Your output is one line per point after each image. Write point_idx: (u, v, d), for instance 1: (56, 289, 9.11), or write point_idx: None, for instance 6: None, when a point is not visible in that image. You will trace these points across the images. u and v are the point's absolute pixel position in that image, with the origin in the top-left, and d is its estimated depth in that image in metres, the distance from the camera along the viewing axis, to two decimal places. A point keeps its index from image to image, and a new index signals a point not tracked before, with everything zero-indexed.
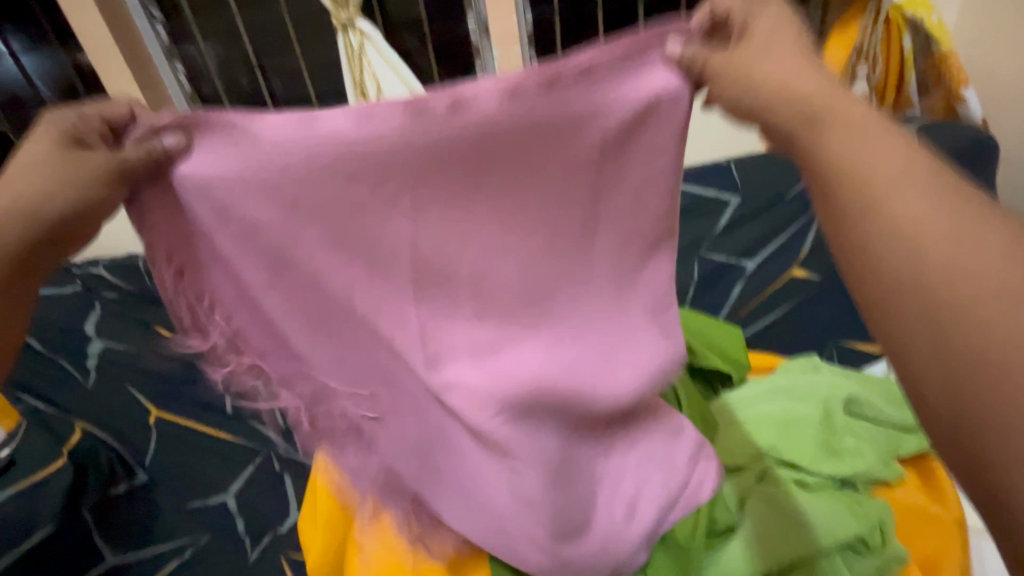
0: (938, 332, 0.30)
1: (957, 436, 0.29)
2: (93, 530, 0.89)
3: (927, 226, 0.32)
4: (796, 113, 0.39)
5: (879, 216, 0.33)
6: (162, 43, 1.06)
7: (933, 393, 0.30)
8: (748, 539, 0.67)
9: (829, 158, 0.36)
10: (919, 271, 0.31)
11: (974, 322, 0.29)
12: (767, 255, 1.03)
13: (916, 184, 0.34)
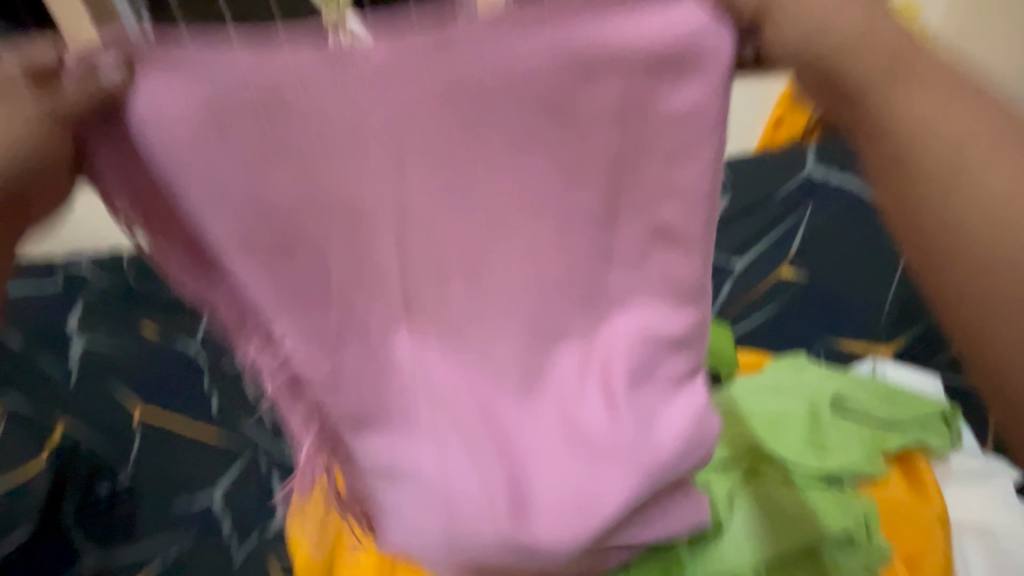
0: (954, 249, 0.34)
1: (979, 354, 0.34)
2: (73, 529, 0.88)
3: (966, 151, 0.34)
4: (877, 63, 0.36)
5: (948, 152, 0.34)
6: None
7: (950, 289, 0.34)
8: (739, 539, 0.67)
9: (907, 113, 0.35)
10: (959, 199, 0.34)
11: (994, 237, 0.32)
12: (756, 253, 1.05)
13: (970, 122, 0.34)
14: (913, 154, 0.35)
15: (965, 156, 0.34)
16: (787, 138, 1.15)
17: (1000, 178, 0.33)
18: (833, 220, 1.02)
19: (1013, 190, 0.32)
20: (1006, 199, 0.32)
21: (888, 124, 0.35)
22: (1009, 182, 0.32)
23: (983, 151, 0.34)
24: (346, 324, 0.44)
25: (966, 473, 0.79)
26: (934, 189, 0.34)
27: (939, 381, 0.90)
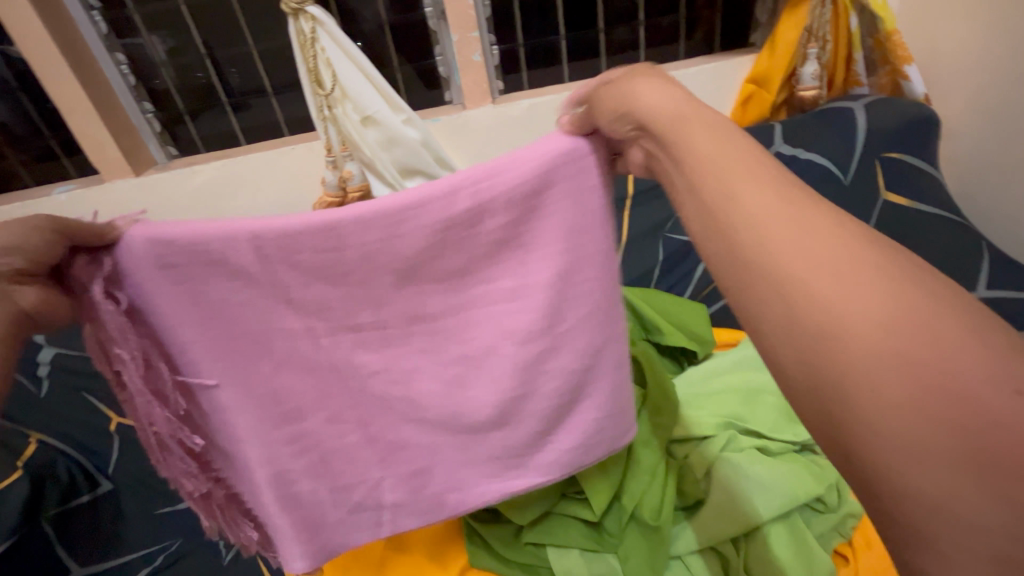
0: (806, 364, 0.27)
1: (822, 419, 0.27)
2: (56, 545, 0.86)
3: (817, 276, 0.28)
4: (773, 257, 0.29)
5: (776, 286, 0.29)
6: (101, 33, 1.03)
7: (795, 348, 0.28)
8: (714, 508, 0.71)
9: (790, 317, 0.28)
10: (810, 324, 0.27)
11: (835, 350, 0.26)
12: None
13: (847, 266, 0.28)
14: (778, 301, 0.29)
15: (850, 370, 0.26)
16: (756, 116, 1.16)
17: (881, 323, 0.26)
18: None
19: (855, 303, 0.26)
20: (841, 313, 0.27)
21: (806, 336, 0.27)
22: (878, 328, 0.26)
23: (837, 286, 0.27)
24: (284, 419, 0.53)
25: None
26: (814, 409, 0.28)
27: None
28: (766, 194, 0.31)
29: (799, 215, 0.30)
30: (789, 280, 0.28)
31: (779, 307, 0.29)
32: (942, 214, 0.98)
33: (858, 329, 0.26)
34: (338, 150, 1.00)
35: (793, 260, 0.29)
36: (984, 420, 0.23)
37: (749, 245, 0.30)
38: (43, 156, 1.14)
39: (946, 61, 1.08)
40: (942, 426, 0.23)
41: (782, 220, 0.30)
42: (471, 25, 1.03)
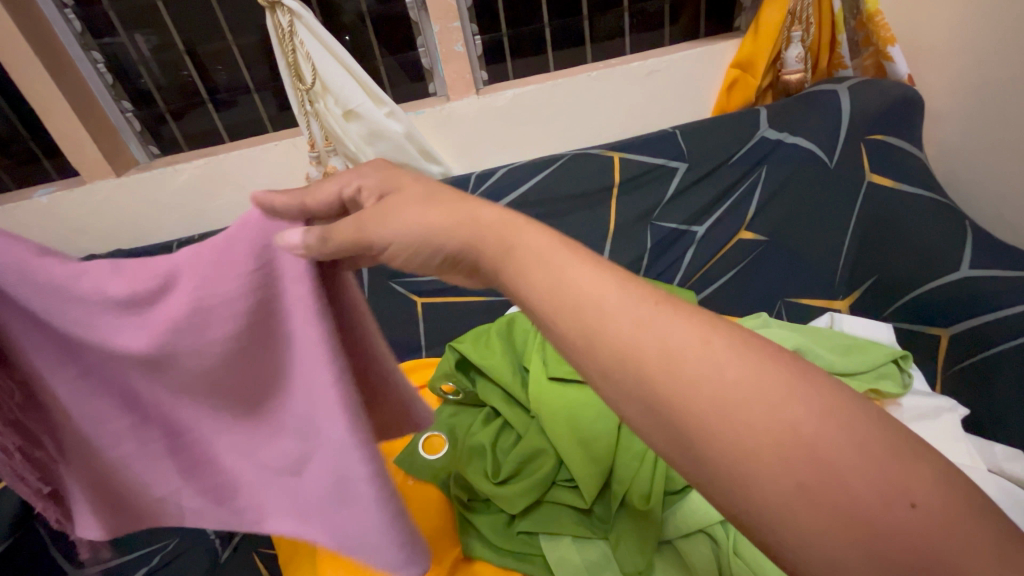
0: (709, 488, 0.26)
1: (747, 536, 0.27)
2: (49, 546, 0.85)
3: (708, 399, 0.26)
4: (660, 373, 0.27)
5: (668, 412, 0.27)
6: (75, 31, 1.01)
7: (699, 474, 0.26)
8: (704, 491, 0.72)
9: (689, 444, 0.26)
10: (709, 457, 0.26)
11: (736, 481, 0.25)
12: (718, 216, 1.06)
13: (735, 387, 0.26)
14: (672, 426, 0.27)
15: (765, 510, 0.24)
16: (741, 102, 1.17)
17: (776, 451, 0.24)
18: (789, 180, 1.04)
19: (749, 426, 0.25)
20: (736, 440, 0.25)
21: (713, 479, 0.26)
22: (774, 454, 0.24)
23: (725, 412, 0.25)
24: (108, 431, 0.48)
25: (917, 411, 0.83)
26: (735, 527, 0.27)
27: (891, 329, 0.94)
28: (638, 323, 0.28)
29: (675, 342, 0.27)
30: (690, 423, 0.26)
31: (680, 451, 0.27)
32: (927, 194, 0.97)
33: (756, 457, 0.24)
34: (322, 145, 0.97)
35: (675, 383, 0.27)
36: (899, 544, 0.23)
37: (635, 387, 0.28)
38: (24, 160, 1.13)
39: (930, 42, 1.08)
40: (869, 557, 0.23)
41: (660, 354, 0.27)
42: (452, 15, 1.02)
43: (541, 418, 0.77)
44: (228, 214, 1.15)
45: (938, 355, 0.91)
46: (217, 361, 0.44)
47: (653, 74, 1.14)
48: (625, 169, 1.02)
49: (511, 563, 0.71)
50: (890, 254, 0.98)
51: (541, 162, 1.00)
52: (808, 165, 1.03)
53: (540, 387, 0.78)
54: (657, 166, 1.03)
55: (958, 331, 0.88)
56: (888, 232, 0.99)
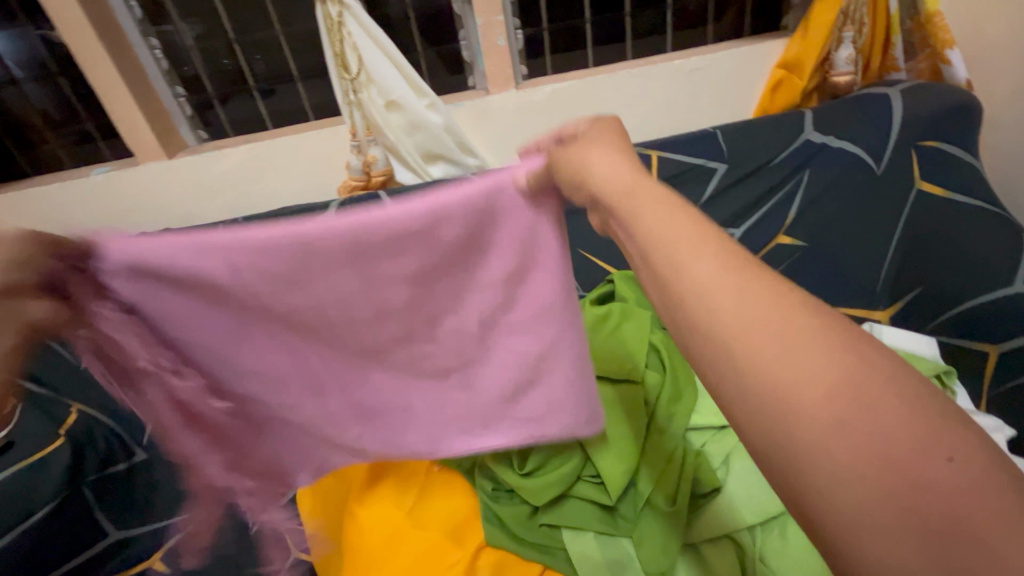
0: (754, 402, 0.26)
1: (783, 476, 0.26)
2: (93, 506, 0.89)
3: (739, 318, 0.28)
4: (672, 272, 0.31)
5: (707, 313, 0.29)
6: (136, 17, 1.05)
7: (742, 392, 0.27)
8: (731, 497, 0.71)
9: (725, 346, 0.28)
10: (761, 380, 0.26)
11: (784, 405, 0.25)
12: (757, 219, 1.04)
13: (768, 318, 0.27)
14: (720, 339, 0.28)
15: (805, 443, 0.24)
16: (785, 103, 1.14)
17: (817, 381, 0.25)
18: (833, 184, 1.01)
19: (786, 347, 0.26)
20: (765, 352, 0.26)
21: (763, 411, 0.26)
22: (810, 377, 0.25)
23: (750, 318, 0.27)
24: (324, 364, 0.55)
25: None
26: (767, 451, 0.26)
27: (934, 343, 0.91)
28: (688, 246, 0.31)
29: (711, 272, 0.29)
30: (739, 362, 0.27)
31: (718, 361, 0.28)
32: (979, 204, 0.93)
33: (800, 386, 0.25)
34: (362, 134, 1.01)
35: (717, 304, 0.28)
36: (932, 498, 0.22)
37: (680, 311, 0.30)
38: (79, 138, 1.18)
39: (992, 46, 1.03)
40: (913, 523, 0.22)
41: (704, 283, 0.29)
42: (496, 8, 1.02)
43: None
44: (269, 197, 1.18)
45: (986, 372, 0.88)
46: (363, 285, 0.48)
47: (695, 72, 1.12)
48: (663, 167, 1.01)
49: (533, 554, 0.72)
50: (937, 266, 0.94)
51: None
52: (856, 170, 1.00)
53: None
54: (697, 166, 1.01)
55: (1008, 349, 0.85)
56: (936, 243, 0.95)
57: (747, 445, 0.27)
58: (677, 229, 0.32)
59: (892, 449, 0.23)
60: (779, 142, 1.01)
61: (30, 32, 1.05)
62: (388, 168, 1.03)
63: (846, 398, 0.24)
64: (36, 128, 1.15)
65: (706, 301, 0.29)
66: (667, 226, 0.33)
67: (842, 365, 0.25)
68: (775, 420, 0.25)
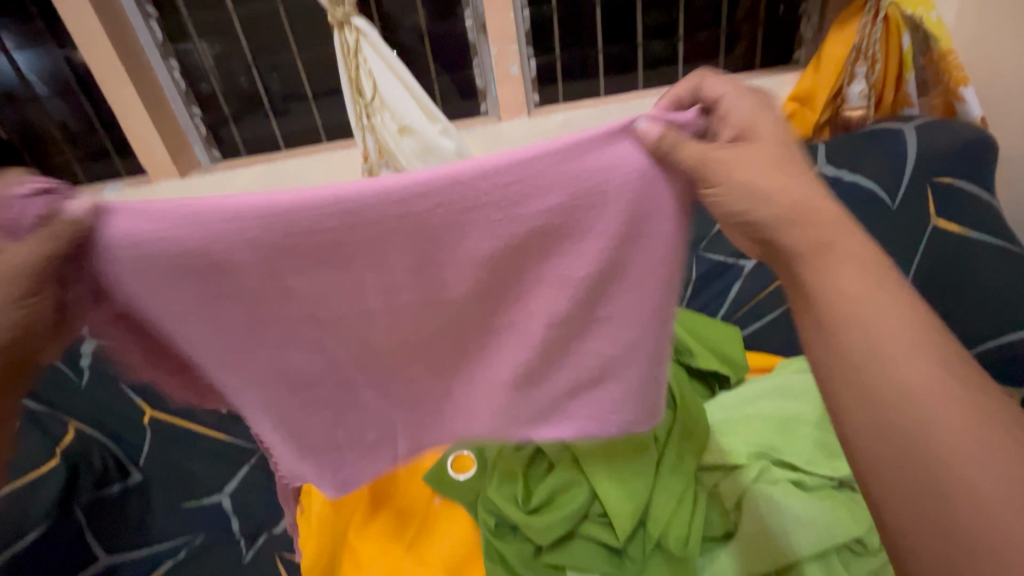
0: (886, 431, 0.39)
1: (937, 500, 0.37)
2: (85, 529, 0.87)
3: (912, 370, 0.40)
4: (850, 330, 0.42)
5: (863, 349, 0.41)
6: (157, 39, 1.07)
7: (843, 405, 0.42)
8: (743, 544, 0.68)
9: (902, 383, 0.40)
10: (900, 413, 0.39)
11: (926, 433, 0.38)
12: None
13: (926, 369, 0.40)
14: (874, 385, 0.40)
15: (955, 457, 0.37)
16: (797, 134, 1.14)
17: (959, 419, 0.38)
18: None
19: (936, 387, 0.39)
20: (920, 388, 0.39)
21: (915, 437, 0.38)
22: (958, 422, 0.37)
23: (917, 368, 0.40)
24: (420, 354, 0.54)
25: None
26: (918, 476, 0.38)
27: None
28: (878, 305, 0.42)
29: (894, 322, 0.42)
30: (908, 397, 0.39)
31: (861, 397, 0.41)
32: (995, 243, 0.92)
33: (935, 422, 0.38)
34: (375, 157, 1.02)
35: (889, 351, 0.41)
36: (933, 470, 0.37)
37: (857, 356, 0.42)
38: (94, 152, 1.19)
39: (1007, 84, 1.03)
40: (907, 467, 0.38)
41: (874, 339, 0.41)
42: (510, 38, 1.04)
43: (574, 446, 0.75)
44: None
45: None
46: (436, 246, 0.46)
47: None
48: None
49: None
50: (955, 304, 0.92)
51: None
52: (869, 205, 0.99)
53: None
54: None
55: None
56: (954, 281, 0.93)
57: (863, 465, 0.41)
58: (866, 285, 0.43)
59: (951, 477, 0.36)
60: None
61: (54, 51, 1.07)
62: None
63: (996, 446, 0.36)
64: (54, 142, 1.17)
65: (860, 338, 0.42)
66: (855, 276, 0.44)
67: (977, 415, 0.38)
68: (919, 448, 0.38)
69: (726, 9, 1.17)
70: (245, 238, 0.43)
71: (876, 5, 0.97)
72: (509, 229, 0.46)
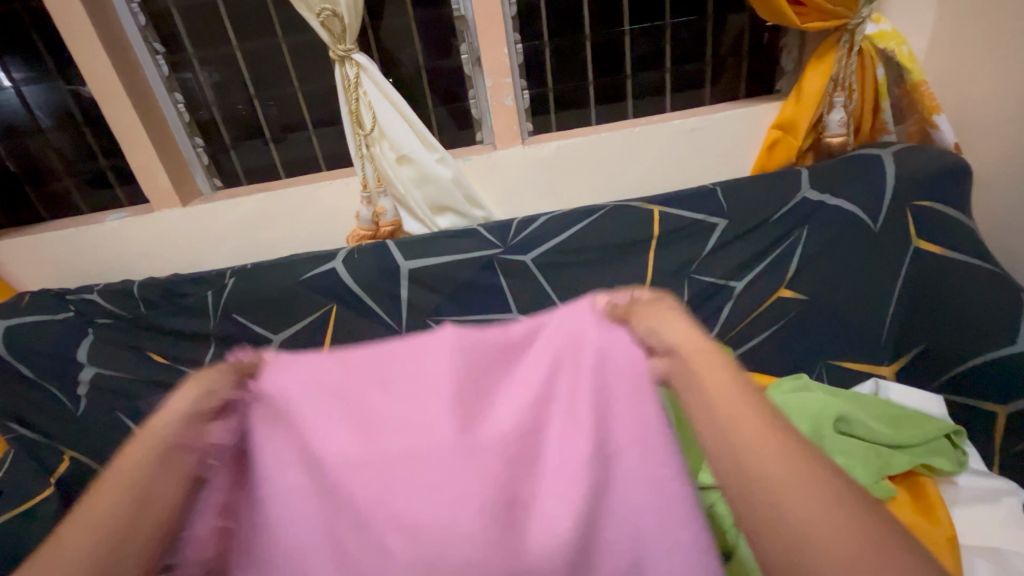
0: (782, 548, 0.32)
1: None
2: None
3: (765, 466, 0.35)
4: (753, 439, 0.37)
5: (732, 454, 0.36)
6: (162, 74, 1.11)
7: (738, 508, 0.35)
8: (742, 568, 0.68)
9: (767, 481, 0.34)
10: (780, 522, 0.32)
11: (817, 555, 0.30)
12: (759, 272, 1.05)
13: (788, 469, 0.34)
14: (750, 485, 0.35)
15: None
16: (782, 160, 1.18)
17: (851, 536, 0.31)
18: (829, 241, 1.03)
19: (803, 495, 0.33)
20: (787, 490, 0.33)
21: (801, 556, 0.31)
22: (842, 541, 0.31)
23: (777, 473, 0.34)
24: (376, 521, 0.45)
25: (974, 494, 0.78)
26: None
27: (942, 401, 0.91)
28: (737, 411, 0.38)
29: (732, 425, 0.38)
30: (770, 504, 0.33)
31: (741, 491, 0.35)
32: (977, 263, 0.94)
33: (820, 538, 0.31)
34: (373, 186, 1.04)
35: (734, 451, 0.36)
36: None
37: (731, 453, 0.37)
38: (95, 180, 1.21)
39: (978, 111, 1.08)
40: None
41: (743, 439, 0.37)
42: (504, 71, 1.08)
43: None
44: (280, 244, 1.20)
45: (996, 431, 0.87)
46: (462, 413, 0.51)
47: (695, 131, 1.16)
48: (665, 222, 1.03)
49: None
50: (939, 323, 0.95)
51: (580, 212, 1.03)
52: (852, 228, 1.02)
53: None
54: (697, 221, 1.04)
55: (1017, 408, 0.84)
56: (939, 302, 0.96)
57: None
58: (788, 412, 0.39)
59: None
60: (777, 198, 1.04)
61: (60, 86, 1.11)
62: (397, 218, 1.05)
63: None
64: (56, 172, 1.19)
65: (733, 440, 0.37)
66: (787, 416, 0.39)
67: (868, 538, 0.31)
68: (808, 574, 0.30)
69: (710, 42, 1.22)
70: (306, 394, 0.53)
71: (850, 39, 1.03)
72: (530, 391, 0.54)
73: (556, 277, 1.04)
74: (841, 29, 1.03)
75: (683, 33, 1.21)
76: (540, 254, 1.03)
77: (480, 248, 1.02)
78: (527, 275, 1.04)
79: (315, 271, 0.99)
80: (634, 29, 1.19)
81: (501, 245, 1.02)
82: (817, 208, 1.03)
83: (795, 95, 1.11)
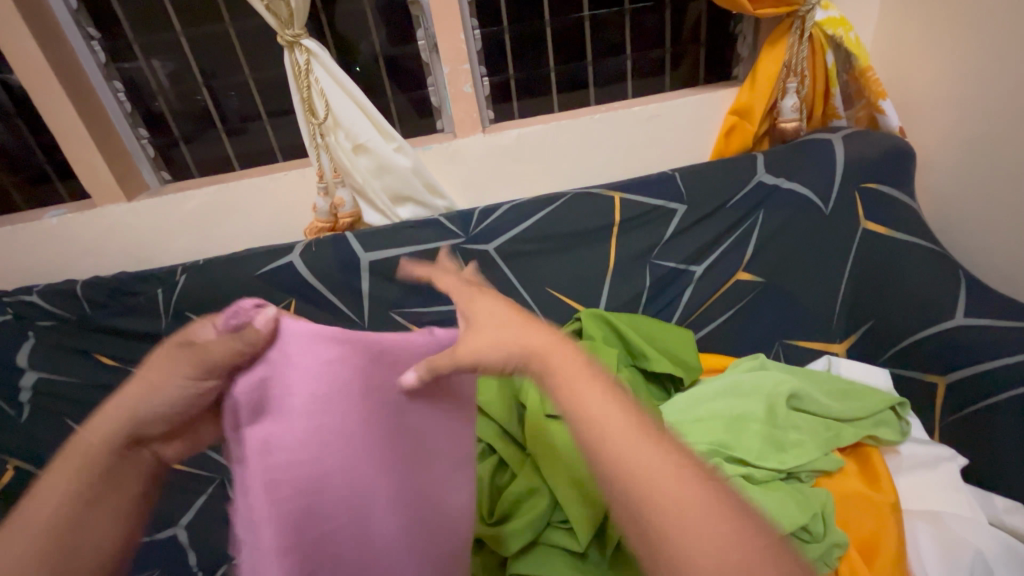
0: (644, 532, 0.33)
1: None
2: None
3: (633, 453, 0.35)
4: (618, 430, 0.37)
5: (597, 433, 0.37)
6: (99, 61, 1.05)
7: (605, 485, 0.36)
8: None
9: (622, 468, 0.35)
10: (647, 503, 0.33)
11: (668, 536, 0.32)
12: (717, 256, 1.07)
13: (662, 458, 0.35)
14: (613, 468, 0.36)
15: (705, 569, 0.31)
16: (738, 147, 1.20)
17: (701, 522, 0.32)
18: (782, 224, 1.06)
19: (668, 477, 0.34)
20: (649, 475, 0.34)
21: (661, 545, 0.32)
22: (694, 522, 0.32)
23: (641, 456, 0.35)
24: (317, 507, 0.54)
25: (917, 461, 0.83)
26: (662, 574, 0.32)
27: (888, 375, 0.95)
28: (605, 392, 0.40)
29: (603, 414, 0.38)
30: (637, 488, 0.34)
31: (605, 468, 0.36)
32: (923, 244, 0.99)
33: (685, 528, 0.32)
34: (330, 176, 1.02)
35: (606, 435, 0.37)
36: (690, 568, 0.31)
37: (600, 444, 0.37)
38: (34, 176, 1.15)
39: (922, 96, 1.12)
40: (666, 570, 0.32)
41: (607, 426, 0.37)
42: (462, 58, 1.07)
43: (537, 454, 0.76)
44: (235, 239, 1.16)
45: (936, 402, 0.92)
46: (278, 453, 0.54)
47: (655, 118, 1.17)
48: (625, 209, 1.04)
49: None
50: (884, 301, 1.00)
51: (542, 200, 1.03)
52: (805, 211, 1.05)
53: (535, 425, 0.78)
54: (657, 207, 1.05)
55: (954, 379, 0.89)
56: (883, 280, 1.01)
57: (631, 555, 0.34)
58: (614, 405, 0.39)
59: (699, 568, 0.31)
60: (733, 182, 1.05)
61: None
62: (355, 209, 1.03)
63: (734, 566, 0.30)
64: None
65: (587, 418, 0.38)
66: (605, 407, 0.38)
67: (730, 526, 0.32)
68: (661, 547, 0.32)
69: (670, 28, 1.23)
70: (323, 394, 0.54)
71: (801, 25, 1.05)
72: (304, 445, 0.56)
73: (520, 267, 1.04)
74: (793, 14, 1.05)
75: (642, 19, 1.21)
76: (502, 243, 1.02)
77: (440, 238, 1.01)
78: (490, 265, 1.03)
79: (272, 265, 0.96)
80: (594, 15, 1.19)
81: (463, 235, 1.01)
82: (772, 191, 1.05)
83: (751, 81, 1.13)
